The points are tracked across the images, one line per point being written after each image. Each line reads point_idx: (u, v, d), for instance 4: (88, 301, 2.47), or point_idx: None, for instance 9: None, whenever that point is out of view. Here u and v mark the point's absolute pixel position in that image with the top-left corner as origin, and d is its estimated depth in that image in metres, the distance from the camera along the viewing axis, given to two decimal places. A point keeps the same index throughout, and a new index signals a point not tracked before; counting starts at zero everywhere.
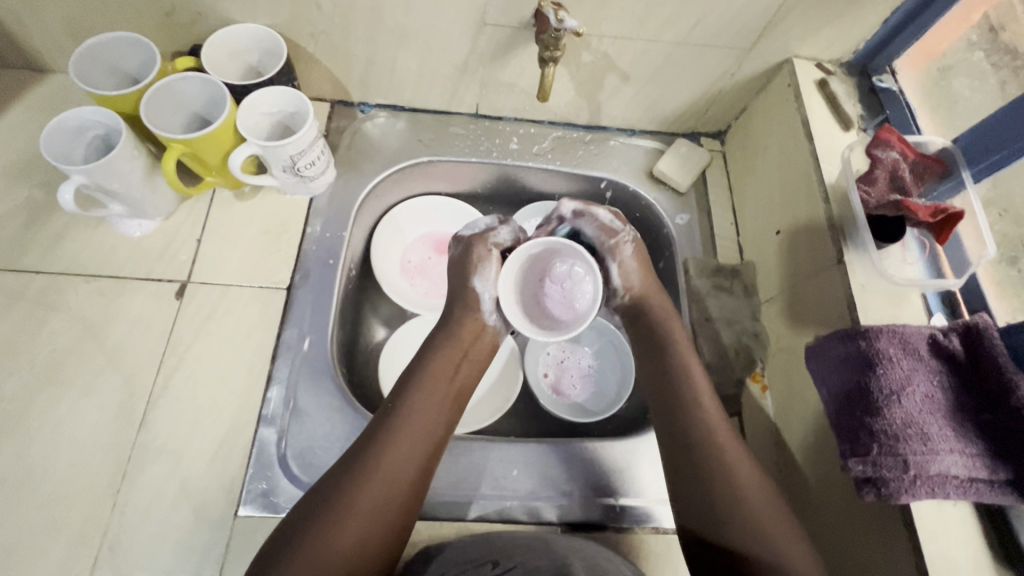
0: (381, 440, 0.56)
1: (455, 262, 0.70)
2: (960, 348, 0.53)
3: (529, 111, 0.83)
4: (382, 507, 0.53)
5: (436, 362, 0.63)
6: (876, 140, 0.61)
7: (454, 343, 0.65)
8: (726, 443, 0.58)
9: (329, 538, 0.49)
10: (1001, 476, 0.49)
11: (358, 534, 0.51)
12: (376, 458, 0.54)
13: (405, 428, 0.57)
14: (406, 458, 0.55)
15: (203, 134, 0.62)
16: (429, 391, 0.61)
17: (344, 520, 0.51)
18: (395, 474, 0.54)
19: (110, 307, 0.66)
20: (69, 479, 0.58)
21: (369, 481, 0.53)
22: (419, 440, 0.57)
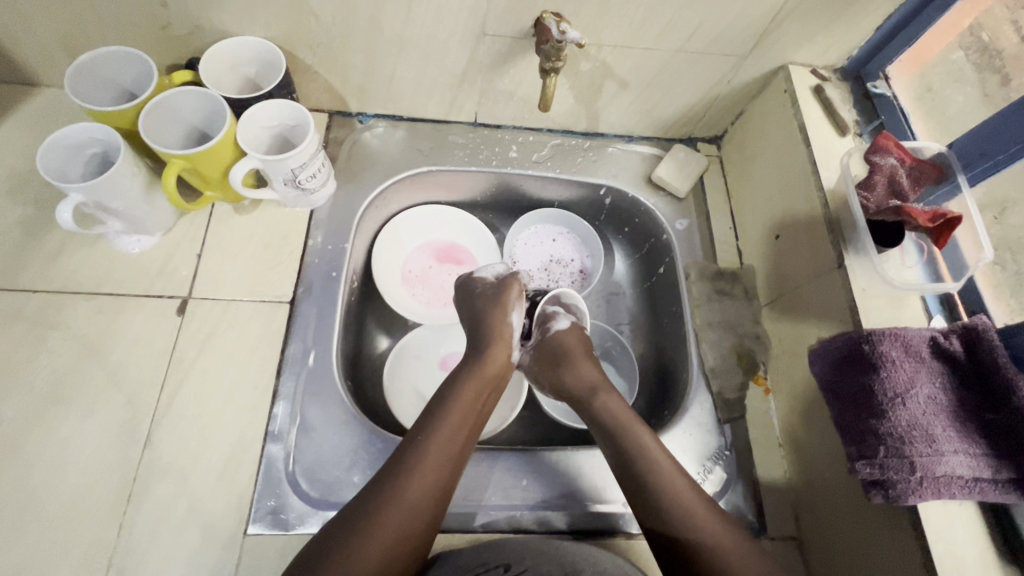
0: (404, 471, 0.55)
1: (488, 296, 0.71)
2: (960, 349, 0.54)
3: (528, 119, 0.83)
4: (404, 541, 0.52)
5: (463, 396, 0.62)
6: (874, 146, 0.62)
7: (478, 374, 0.65)
8: (687, 488, 0.57)
9: (349, 569, 0.49)
10: (1004, 475, 0.50)
11: (378, 566, 0.50)
12: (399, 489, 0.54)
13: (429, 460, 0.56)
14: (427, 493, 0.55)
15: (203, 149, 0.62)
16: (454, 424, 0.60)
17: (364, 550, 0.50)
18: (417, 509, 0.54)
19: (109, 325, 0.65)
20: (72, 502, 0.57)
21: (393, 516, 0.53)
22: (443, 474, 0.56)
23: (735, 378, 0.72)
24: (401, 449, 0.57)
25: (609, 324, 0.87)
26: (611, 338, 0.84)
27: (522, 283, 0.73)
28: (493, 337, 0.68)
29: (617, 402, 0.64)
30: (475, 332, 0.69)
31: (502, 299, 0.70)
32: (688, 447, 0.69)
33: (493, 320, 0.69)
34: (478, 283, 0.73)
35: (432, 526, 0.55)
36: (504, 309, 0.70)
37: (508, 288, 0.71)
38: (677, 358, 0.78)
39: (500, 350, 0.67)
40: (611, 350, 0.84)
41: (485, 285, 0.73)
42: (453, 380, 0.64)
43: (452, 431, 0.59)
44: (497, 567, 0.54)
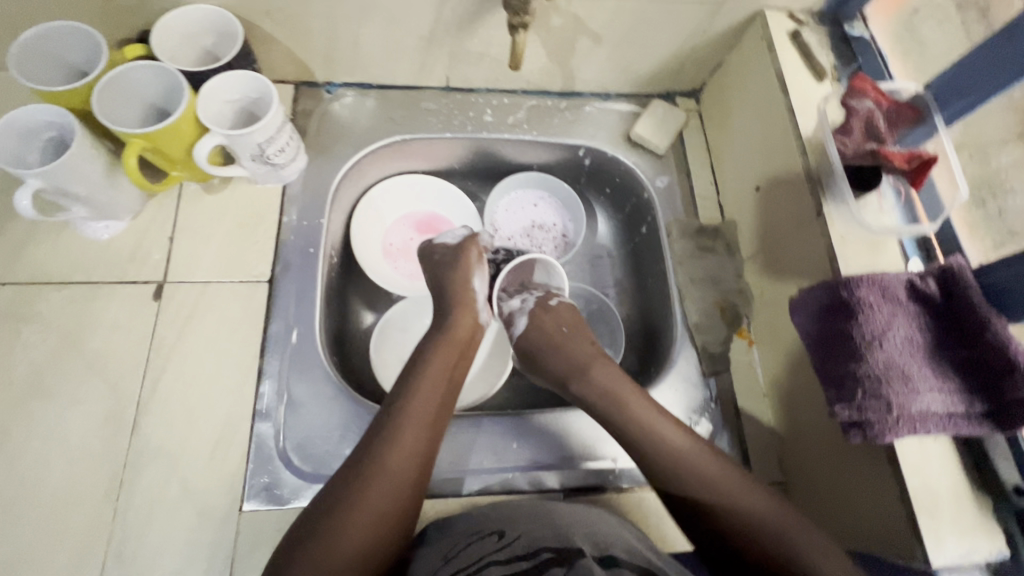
0: (382, 442, 0.56)
1: (444, 262, 0.72)
2: (936, 290, 0.55)
3: (501, 81, 0.81)
4: (389, 509, 0.53)
5: (432, 367, 0.63)
6: (851, 89, 0.61)
7: (447, 343, 0.65)
8: (683, 445, 0.58)
9: (338, 540, 0.50)
10: (978, 409, 0.51)
11: (365, 534, 0.51)
12: (379, 461, 0.54)
13: (404, 430, 0.57)
14: (407, 461, 0.55)
15: (164, 127, 0.59)
16: (427, 394, 0.60)
17: (350, 522, 0.51)
18: (399, 477, 0.54)
19: (85, 313, 0.64)
20: (64, 490, 0.57)
21: (375, 483, 0.53)
22: (420, 442, 0.57)
23: (719, 332, 0.73)
24: (376, 423, 0.58)
25: (595, 287, 0.86)
26: (598, 300, 0.83)
27: (482, 244, 0.73)
28: (457, 296, 0.69)
29: (613, 376, 0.64)
30: (439, 295, 0.70)
31: (462, 260, 0.71)
32: (674, 403, 0.70)
33: (455, 279, 0.70)
34: (439, 248, 0.73)
35: (417, 491, 0.56)
36: (465, 270, 0.70)
37: (467, 252, 0.71)
38: (662, 317, 0.78)
39: (465, 316, 0.68)
40: (598, 311, 0.83)
41: (445, 249, 0.73)
42: (422, 353, 0.64)
43: (425, 400, 0.59)
44: (491, 534, 0.56)
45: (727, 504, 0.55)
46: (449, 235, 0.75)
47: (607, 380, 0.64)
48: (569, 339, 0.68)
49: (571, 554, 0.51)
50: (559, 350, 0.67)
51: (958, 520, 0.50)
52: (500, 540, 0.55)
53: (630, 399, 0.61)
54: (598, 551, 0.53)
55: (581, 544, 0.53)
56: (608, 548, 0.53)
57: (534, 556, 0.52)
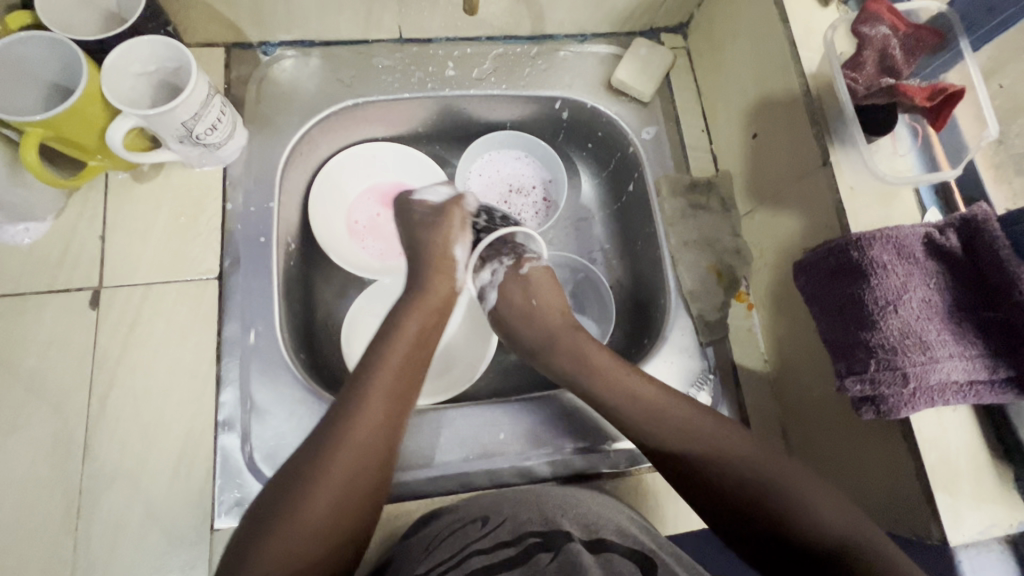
0: (351, 413, 0.51)
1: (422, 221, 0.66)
2: (956, 244, 0.49)
3: (461, 27, 0.71)
4: (355, 484, 0.49)
5: (405, 332, 0.58)
6: (864, 14, 0.52)
7: (420, 305, 0.60)
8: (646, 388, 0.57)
9: (297, 521, 0.46)
10: (1001, 374, 0.46)
11: (327, 514, 0.47)
12: (347, 432, 0.50)
13: (374, 398, 0.52)
14: (377, 432, 0.51)
15: (64, 111, 0.50)
16: (399, 362, 0.56)
17: (312, 499, 0.47)
18: (368, 452, 0.50)
19: (14, 331, 0.57)
20: (18, 525, 0.53)
21: (340, 460, 0.49)
22: (392, 412, 0.53)
23: (715, 297, 0.67)
24: (345, 390, 0.53)
25: (581, 254, 0.80)
26: (585, 267, 0.77)
27: (465, 207, 0.67)
28: (433, 266, 0.63)
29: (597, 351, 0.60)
30: (416, 258, 0.64)
31: (444, 223, 0.65)
32: (670, 377, 0.65)
33: (434, 241, 0.64)
34: (418, 208, 0.67)
35: (386, 467, 0.51)
36: (444, 233, 0.64)
37: (449, 216, 0.65)
38: (654, 283, 0.72)
39: (442, 282, 0.62)
40: (584, 281, 0.77)
41: (425, 211, 0.67)
42: (393, 318, 0.59)
43: (393, 370, 0.55)
44: (475, 521, 0.52)
45: (714, 457, 0.52)
46: (428, 192, 0.69)
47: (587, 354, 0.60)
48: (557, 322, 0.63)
49: (558, 540, 0.49)
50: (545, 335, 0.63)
51: (977, 491, 0.47)
52: (484, 527, 0.51)
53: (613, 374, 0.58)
54: (587, 534, 0.50)
55: (568, 525, 0.51)
56: (598, 531, 0.51)
57: (519, 542, 0.49)
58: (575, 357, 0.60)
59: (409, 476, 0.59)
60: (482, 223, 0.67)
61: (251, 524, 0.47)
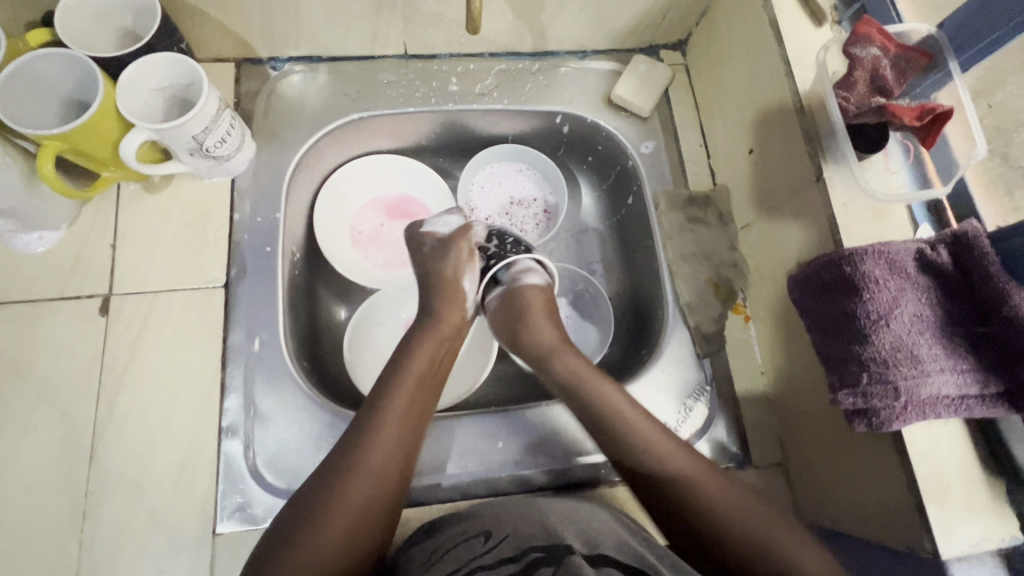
0: (365, 437, 0.52)
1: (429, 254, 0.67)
2: (948, 259, 0.49)
3: (464, 44, 0.73)
4: (370, 511, 0.50)
5: (420, 359, 0.59)
6: (853, 36, 0.53)
7: (428, 332, 0.62)
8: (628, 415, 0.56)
9: (314, 544, 0.47)
10: (992, 389, 0.47)
11: (344, 536, 0.48)
12: (362, 459, 0.51)
13: (388, 426, 0.53)
14: (390, 460, 0.52)
15: (80, 125, 0.52)
16: (413, 387, 0.57)
17: (327, 525, 0.48)
18: (383, 474, 0.51)
19: (27, 337, 0.59)
20: (25, 527, 0.54)
21: (355, 481, 0.50)
22: (406, 435, 0.54)
23: (713, 310, 0.68)
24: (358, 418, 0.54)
25: (581, 265, 0.81)
26: (585, 279, 0.78)
27: (473, 237, 0.68)
28: (446, 294, 0.64)
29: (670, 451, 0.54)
30: (427, 287, 0.65)
31: (454, 253, 0.66)
32: (668, 388, 0.66)
33: (446, 271, 0.66)
34: (427, 239, 0.68)
35: (400, 494, 0.52)
36: (455, 265, 0.66)
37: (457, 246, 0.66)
38: (652, 295, 0.73)
39: (455, 310, 0.64)
40: (584, 292, 0.78)
41: (434, 244, 0.67)
42: (406, 344, 0.61)
43: (407, 395, 0.56)
44: (478, 535, 0.53)
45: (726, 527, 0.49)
46: (439, 222, 0.70)
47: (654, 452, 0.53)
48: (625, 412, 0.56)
49: (558, 552, 0.48)
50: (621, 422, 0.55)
51: (969, 504, 0.48)
52: (487, 542, 0.52)
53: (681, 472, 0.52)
54: (588, 547, 0.50)
55: (570, 539, 0.50)
56: (599, 546, 0.50)
57: (522, 558, 0.49)
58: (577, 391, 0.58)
59: (409, 484, 0.60)
60: (493, 249, 0.68)
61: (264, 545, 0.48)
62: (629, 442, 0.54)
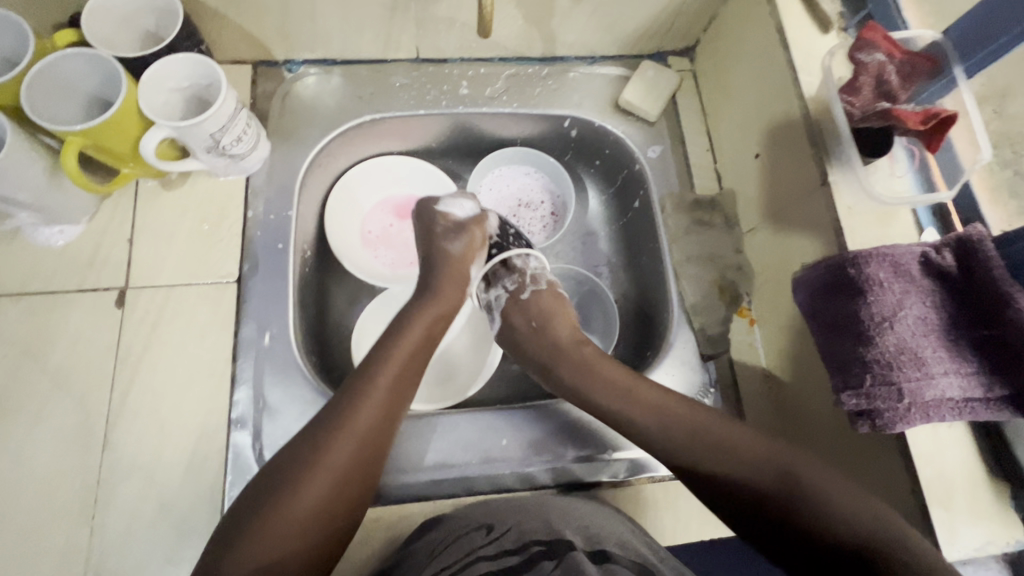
0: (355, 398, 0.53)
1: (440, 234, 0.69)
2: (952, 263, 0.50)
3: (475, 49, 0.74)
4: (350, 474, 0.50)
5: (414, 329, 0.61)
6: (859, 41, 0.54)
7: (428, 306, 0.63)
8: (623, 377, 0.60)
9: (294, 503, 0.47)
10: (997, 392, 0.47)
11: (324, 496, 0.49)
12: (349, 421, 0.52)
13: (376, 392, 0.54)
14: (378, 424, 0.53)
15: (103, 121, 0.54)
16: (405, 355, 0.58)
17: (307, 485, 0.48)
18: (368, 437, 0.52)
19: (45, 327, 0.60)
20: (38, 512, 0.55)
21: (340, 441, 0.51)
22: (392, 404, 0.55)
23: (718, 312, 0.68)
24: (347, 383, 0.55)
25: (587, 268, 0.82)
26: (590, 281, 0.79)
27: (487, 229, 0.70)
28: (450, 274, 0.67)
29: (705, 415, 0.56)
30: (431, 262, 0.67)
31: (467, 239, 0.68)
32: (672, 389, 0.66)
33: (452, 250, 0.68)
34: (440, 220, 0.69)
35: (378, 464, 0.53)
36: (464, 246, 0.68)
37: (469, 232, 0.69)
38: (657, 297, 0.74)
39: (455, 291, 0.66)
40: (589, 294, 0.79)
41: (446, 227, 0.69)
42: (401, 319, 0.62)
43: (399, 363, 0.57)
44: (480, 528, 0.52)
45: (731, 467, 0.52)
46: (453, 204, 0.71)
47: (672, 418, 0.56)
48: (649, 392, 0.58)
49: (560, 548, 0.48)
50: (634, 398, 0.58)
51: (973, 507, 0.48)
52: (488, 535, 0.52)
53: (700, 434, 0.54)
54: (589, 544, 0.50)
55: (571, 535, 0.50)
56: (600, 542, 0.50)
57: (523, 551, 0.49)
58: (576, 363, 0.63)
59: (414, 478, 0.61)
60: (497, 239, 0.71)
61: (245, 502, 0.48)
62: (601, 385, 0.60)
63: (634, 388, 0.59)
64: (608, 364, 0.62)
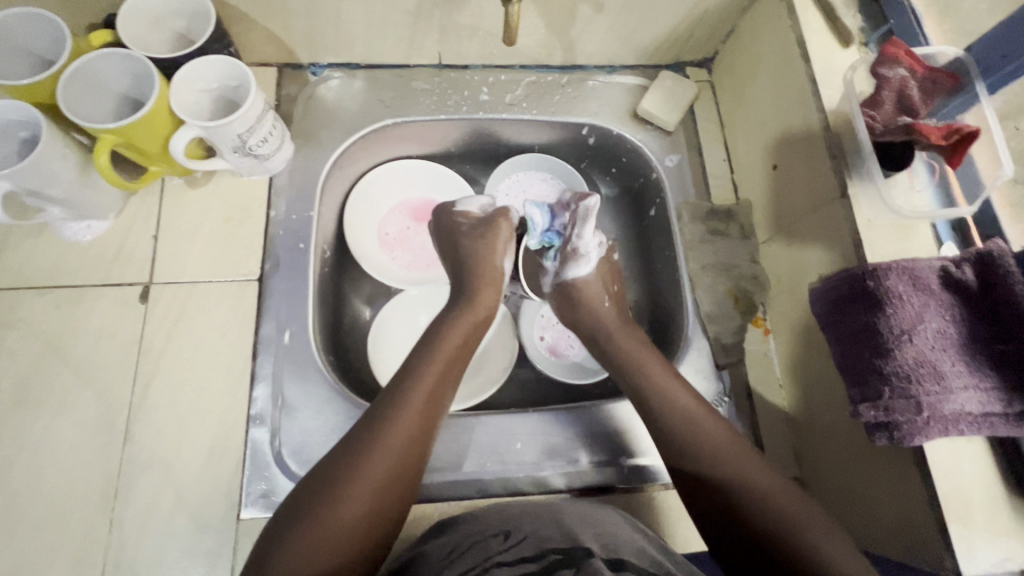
0: (390, 413, 0.54)
1: (467, 233, 0.69)
2: (972, 278, 0.50)
3: (497, 56, 0.75)
4: (387, 489, 0.51)
5: (448, 340, 0.61)
6: (882, 56, 0.55)
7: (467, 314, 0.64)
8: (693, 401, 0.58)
9: (333, 521, 0.48)
10: (1016, 408, 0.47)
11: (360, 514, 0.49)
12: (388, 432, 0.52)
13: (412, 408, 0.54)
14: (410, 439, 0.53)
15: (136, 119, 0.55)
16: (439, 369, 0.58)
17: (348, 498, 0.49)
18: (404, 453, 0.52)
19: (69, 320, 0.61)
20: (59, 503, 0.56)
21: (375, 456, 0.51)
22: (425, 421, 0.55)
23: (733, 321, 0.69)
24: (384, 395, 0.56)
25: None
26: None
27: (512, 220, 0.70)
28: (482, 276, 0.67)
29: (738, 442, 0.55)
30: (463, 263, 0.68)
31: (491, 237, 0.68)
32: None
33: (484, 253, 0.68)
34: (462, 218, 0.70)
35: (413, 480, 0.53)
36: (495, 246, 0.68)
37: (497, 229, 0.68)
38: (672, 305, 0.74)
39: (490, 294, 0.67)
40: None
41: (471, 223, 0.69)
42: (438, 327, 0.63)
43: (432, 378, 0.57)
44: (497, 534, 0.53)
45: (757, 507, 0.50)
46: (471, 202, 0.71)
47: (703, 430, 0.56)
48: (700, 412, 0.57)
49: (578, 556, 0.48)
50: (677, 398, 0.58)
51: (991, 524, 0.48)
52: (506, 541, 0.52)
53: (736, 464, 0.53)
54: (607, 552, 0.49)
55: (588, 542, 0.50)
56: (617, 550, 0.50)
57: (541, 558, 0.49)
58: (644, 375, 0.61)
59: (429, 479, 0.61)
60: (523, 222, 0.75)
61: (279, 516, 0.48)
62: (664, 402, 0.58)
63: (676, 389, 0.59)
64: (648, 357, 0.62)
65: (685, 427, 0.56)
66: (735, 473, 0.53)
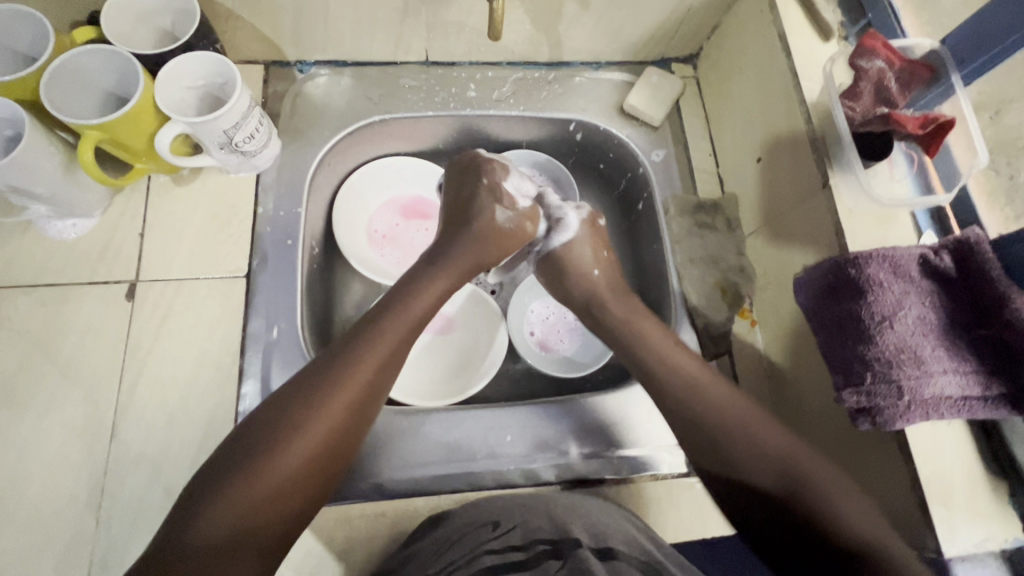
0: (341, 368, 0.52)
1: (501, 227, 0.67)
2: (950, 264, 0.51)
3: (484, 52, 0.76)
4: (333, 438, 0.50)
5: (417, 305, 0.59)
6: (860, 48, 0.56)
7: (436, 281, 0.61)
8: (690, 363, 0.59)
9: (274, 470, 0.46)
10: (994, 391, 0.48)
11: (299, 465, 0.48)
12: (336, 387, 0.51)
13: (365, 361, 0.53)
14: (361, 391, 0.52)
15: (120, 116, 0.55)
16: (398, 327, 0.57)
17: (289, 448, 0.47)
18: (353, 405, 0.51)
19: (54, 318, 0.61)
20: (45, 501, 0.55)
21: (322, 409, 0.49)
22: (380, 374, 0.54)
23: (720, 313, 0.69)
24: (341, 344, 0.54)
25: None
26: None
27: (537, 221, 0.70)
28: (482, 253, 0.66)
29: (737, 406, 0.55)
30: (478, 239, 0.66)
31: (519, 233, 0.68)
32: None
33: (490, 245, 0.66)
34: (507, 200, 0.67)
35: (360, 430, 0.52)
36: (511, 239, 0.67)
37: (527, 227, 0.68)
38: (660, 298, 0.75)
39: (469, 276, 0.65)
40: None
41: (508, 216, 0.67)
42: (408, 287, 0.61)
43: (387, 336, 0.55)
44: (486, 524, 0.53)
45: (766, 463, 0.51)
46: (519, 186, 0.69)
47: (704, 392, 0.56)
48: (695, 371, 0.58)
49: (566, 546, 0.48)
50: (671, 369, 0.58)
51: (972, 505, 0.48)
52: (494, 530, 0.52)
53: (742, 416, 0.54)
54: (595, 541, 0.50)
55: (578, 533, 0.51)
56: (607, 539, 0.51)
57: (529, 547, 0.50)
58: (636, 343, 0.62)
59: (419, 473, 0.61)
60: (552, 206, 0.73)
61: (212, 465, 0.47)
62: (659, 363, 0.59)
63: (682, 368, 0.58)
64: (653, 330, 0.62)
65: (683, 395, 0.57)
66: (734, 430, 0.53)
